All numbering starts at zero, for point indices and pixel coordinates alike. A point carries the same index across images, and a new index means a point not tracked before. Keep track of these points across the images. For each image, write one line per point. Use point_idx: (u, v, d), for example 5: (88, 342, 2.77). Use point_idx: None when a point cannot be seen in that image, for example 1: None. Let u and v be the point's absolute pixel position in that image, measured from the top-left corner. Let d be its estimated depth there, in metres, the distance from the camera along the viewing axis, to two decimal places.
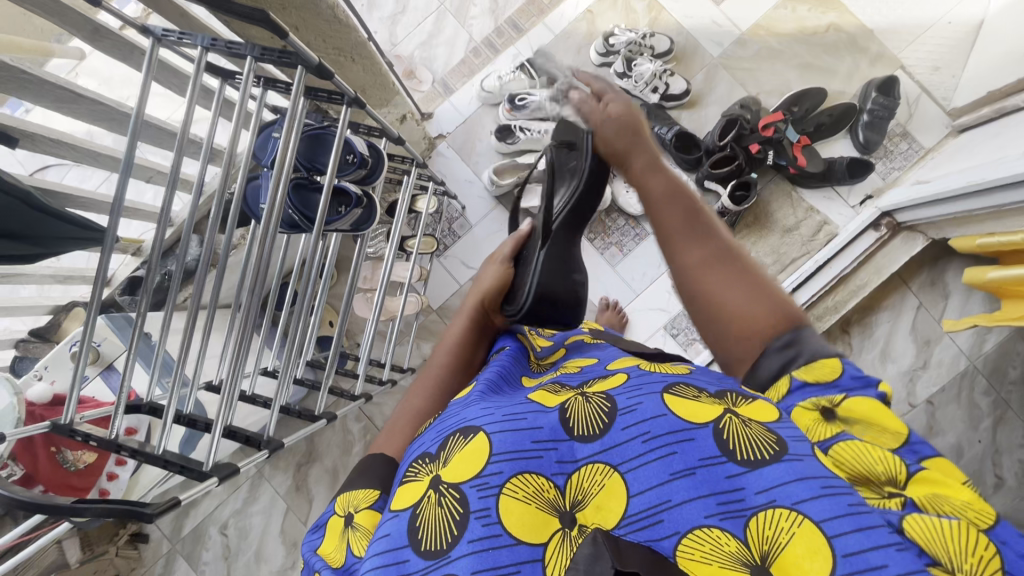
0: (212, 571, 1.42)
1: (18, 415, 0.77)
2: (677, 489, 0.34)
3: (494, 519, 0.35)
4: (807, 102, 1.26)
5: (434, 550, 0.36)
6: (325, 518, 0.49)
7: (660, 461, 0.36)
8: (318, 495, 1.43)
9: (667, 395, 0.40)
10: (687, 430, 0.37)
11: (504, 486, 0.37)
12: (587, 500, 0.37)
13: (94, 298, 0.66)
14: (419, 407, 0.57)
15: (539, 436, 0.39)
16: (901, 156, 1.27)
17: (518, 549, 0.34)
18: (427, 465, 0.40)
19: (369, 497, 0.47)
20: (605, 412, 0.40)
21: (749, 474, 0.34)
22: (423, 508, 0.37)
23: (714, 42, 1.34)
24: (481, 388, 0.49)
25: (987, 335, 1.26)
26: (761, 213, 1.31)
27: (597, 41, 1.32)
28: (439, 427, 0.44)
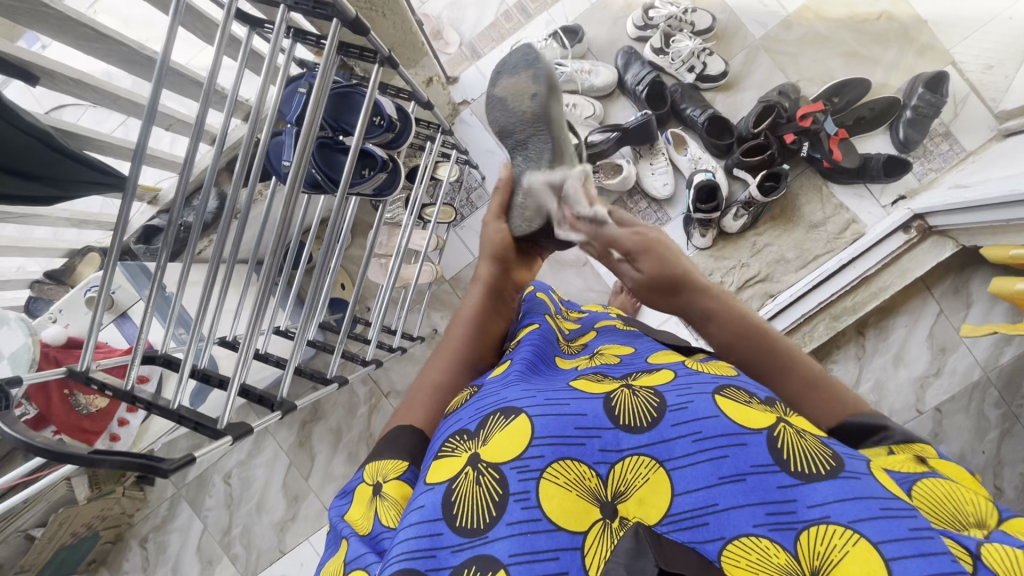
0: (214, 517, 1.47)
1: (32, 357, 0.77)
2: (725, 493, 0.35)
3: (533, 502, 0.36)
4: (849, 94, 1.21)
5: (471, 528, 0.36)
6: (353, 486, 0.50)
7: (709, 462, 0.36)
8: (320, 453, 1.45)
9: (719, 397, 0.40)
10: (740, 434, 0.37)
11: (545, 471, 0.37)
12: (630, 493, 0.37)
13: (114, 245, 0.64)
14: (436, 381, 0.56)
15: (582, 422, 0.39)
16: (940, 157, 1.22)
17: (558, 535, 0.35)
18: (464, 442, 0.41)
19: (397, 467, 0.47)
20: (654, 406, 0.40)
21: (803, 486, 0.34)
22: (459, 483, 0.38)
23: (757, 22, 1.28)
24: (519, 367, 0.49)
25: (1006, 347, 1.23)
26: (788, 206, 1.28)
27: (636, 13, 1.27)
28: (478, 405, 0.44)
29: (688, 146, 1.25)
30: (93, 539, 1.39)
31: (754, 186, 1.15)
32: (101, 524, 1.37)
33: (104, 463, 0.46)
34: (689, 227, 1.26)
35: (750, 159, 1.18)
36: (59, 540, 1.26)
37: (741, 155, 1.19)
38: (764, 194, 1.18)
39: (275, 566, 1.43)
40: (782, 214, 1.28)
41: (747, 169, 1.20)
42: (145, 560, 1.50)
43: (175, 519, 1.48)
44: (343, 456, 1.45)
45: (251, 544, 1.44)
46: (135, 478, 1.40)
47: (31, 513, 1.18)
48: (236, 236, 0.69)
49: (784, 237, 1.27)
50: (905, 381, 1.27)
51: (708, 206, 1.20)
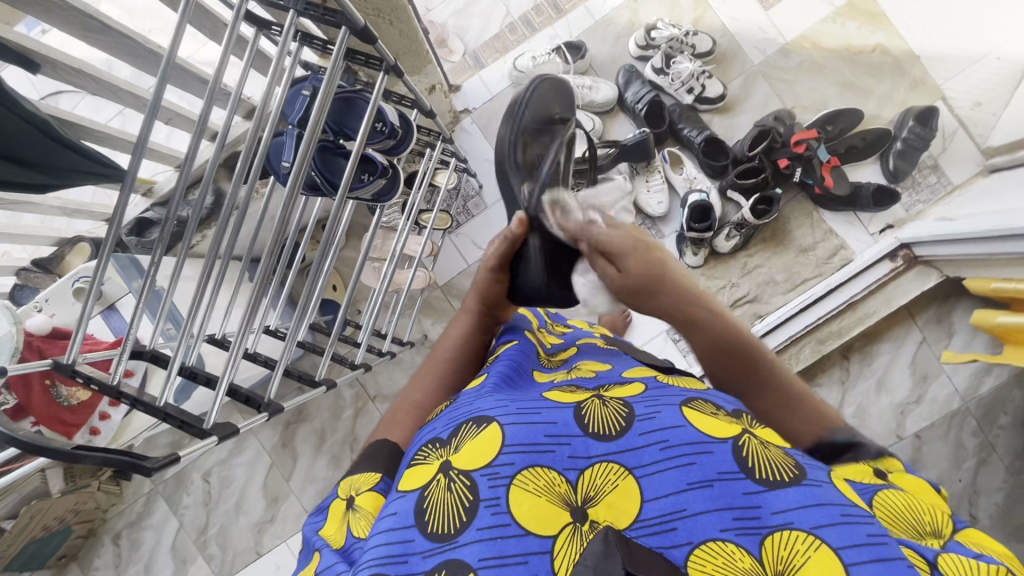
0: (191, 515, 1.45)
1: (15, 346, 0.76)
2: (693, 499, 0.38)
3: (503, 508, 0.39)
4: (842, 122, 1.24)
5: (441, 534, 0.39)
6: (328, 502, 0.50)
7: (677, 469, 0.39)
8: (303, 454, 1.44)
9: (685, 409, 0.44)
10: (706, 443, 0.41)
11: (516, 477, 0.40)
12: (599, 498, 0.40)
13: (109, 239, 0.62)
14: (417, 401, 0.59)
15: (552, 430, 0.43)
16: (928, 189, 1.25)
17: (527, 540, 0.37)
18: (438, 450, 0.44)
19: (369, 480, 0.48)
20: (623, 416, 0.44)
21: (767, 493, 0.38)
22: (431, 490, 0.41)
23: (756, 48, 1.30)
24: (495, 379, 0.52)
25: (985, 378, 1.26)
26: (779, 230, 1.30)
27: (639, 32, 1.29)
28: (451, 415, 0.47)
29: (685, 166, 1.26)
30: (64, 534, 1.36)
31: (748, 208, 1.18)
32: (74, 518, 1.36)
33: (88, 459, 0.46)
34: (681, 245, 1.28)
35: (744, 182, 1.20)
36: (29, 533, 1.25)
37: (735, 177, 1.21)
38: (756, 216, 1.21)
39: (250, 568, 1.42)
40: (773, 237, 1.30)
41: (740, 192, 1.23)
42: (116, 557, 1.47)
43: (151, 516, 1.46)
44: (326, 459, 1.43)
45: (227, 545, 1.43)
46: (111, 473, 1.38)
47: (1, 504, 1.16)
48: (232, 231, 0.68)
49: (774, 259, 1.29)
50: (887, 407, 1.29)
51: (702, 226, 1.22)
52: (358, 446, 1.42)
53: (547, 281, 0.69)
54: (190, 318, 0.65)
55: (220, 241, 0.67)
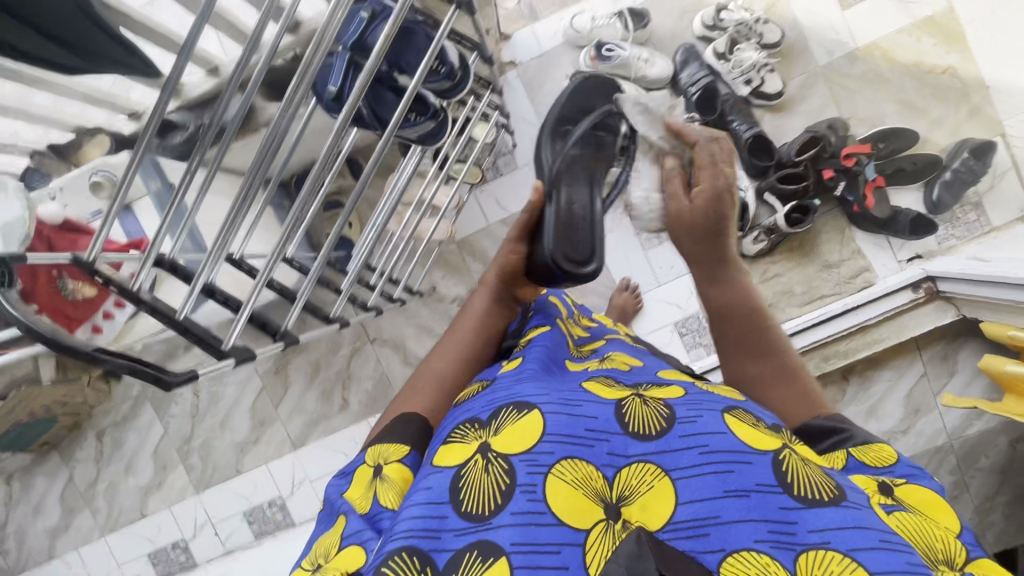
0: (177, 424, 1.48)
1: (26, 233, 0.73)
2: (728, 507, 0.39)
3: (539, 496, 0.40)
4: (895, 142, 1.20)
5: (476, 514, 0.40)
6: (353, 467, 0.54)
7: (715, 475, 0.40)
8: (294, 384, 1.44)
9: (728, 416, 0.44)
10: (746, 453, 0.41)
11: (553, 467, 0.41)
12: (633, 497, 0.41)
13: (144, 138, 0.54)
14: (441, 372, 0.60)
15: (593, 425, 0.43)
16: (965, 226, 1.22)
17: (561, 530, 0.39)
18: (477, 431, 0.45)
19: (399, 451, 0.51)
20: (664, 416, 0.44)
21: (803, 510, 0.38)
22: (469, 470, 0.42)
23: (824, 49, 1.24)
24: (533, 364, 0.52)
25: (974, 421, 1.27)
26: (808, 242, 1.27)
27: (707, 10, 1.22)
28: (491, 397, 0.48)
29: (727, 160, 1.23)
30: (50, 422, 1.38)
31: (781, 214, 1.16)
32: (61, 409, 1.37)
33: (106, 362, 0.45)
34: None
35: (784, 188, 1.17)
36: (16, 416, 1.26)
37: (777, 180, 1.18)
38: (789, 224, 1.19)
39: (229, 483, 1.47)
40: (800, 247, 1.27)
41: (778, 197, 1.19)
42: (98, 453, 1.50)
43: (137, 418, 1.48)
44: (316, 392, 1.44)
45: (209, 458, 1.47)
46: (102, 371, 1.38)
47: None
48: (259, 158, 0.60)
49: (796, 270, 1.27)
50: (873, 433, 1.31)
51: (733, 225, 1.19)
52: (349, 385, 1.42)
53: (556, 254, 0.62)
54: (222, 230, 0.61)
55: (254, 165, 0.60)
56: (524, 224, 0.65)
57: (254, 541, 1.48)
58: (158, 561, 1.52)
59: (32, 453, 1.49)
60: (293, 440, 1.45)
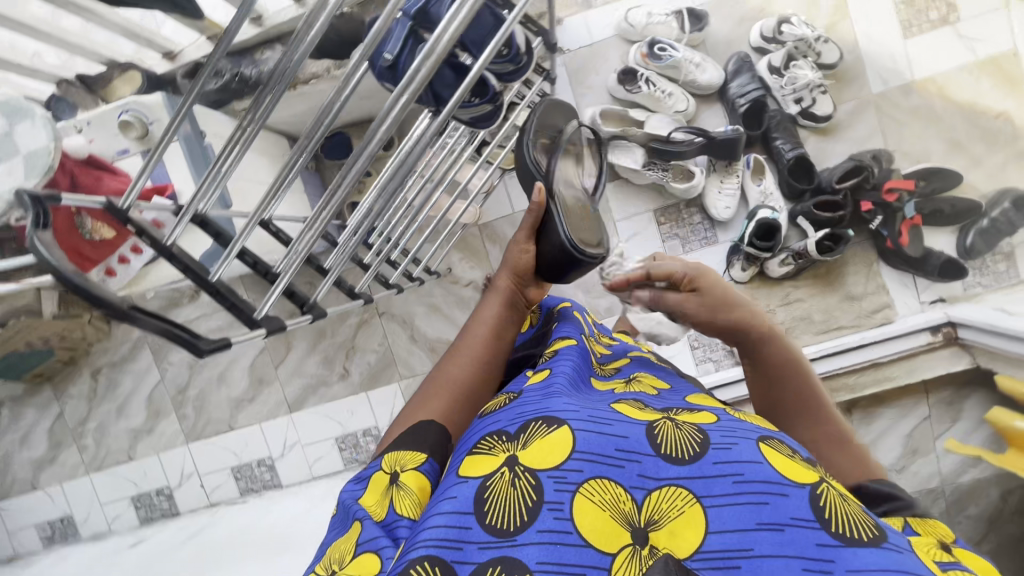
0: (174, 371, 1.46)
1: (51, 165, 0.64)
2: (761, 540, 0.36)
3: (566, 515, 0.38)
4: (937, 182, 1.17)
5: (500, 529, 0.38)
6: (368, 473, 0.51)
7: (748, 507, 0.38)
8: (296, 347, 1.43)
9: (763, 444, 0.42)
10: (783, 485, 0.39)
11: (581, 486, 0.39)
12: (663, 523, 0.39)
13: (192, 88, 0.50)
14: (458, 377, 0.57)
15: (623, 445, 0.41)
16: (994, 275, 1.20)
17: (586, 552, 0.37)
18: (502, 443, 0.43)
19: (415, 458, 0.49)
20: (697, 441, 0.42)
21: (842, 549, 0.36)
22: (494, 482, 0.40)
23: (880, 77, 1.21)
24: (560, 378, 0.50)
25: (970, 469, 1.27)
26: (833, 270, 1.25)
27: (768, 21, 1.18)
28: (518, 410, 0.46)
29: (765, 177, 1.21)
30: (46, 354, 1.36)
31: (813, 240, 1.14)
32: (59, 343, 1.35)
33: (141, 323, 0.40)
34: (732, 256, 1.23)
35: (821, 214, 1.15)
36: (13, 345, 1.24)
37: (813, 206, 1.16)
38: (819, 252, 1.16)
39: (220, 437, 1.47)
40: (825, 275, 1.26)
41: (811, 222, 1.17)
42: (92, 391, 1.49)
43: (135, 361, 1.47)
44: (318, 358, 1.42)
45: (203, 410, 1.46)
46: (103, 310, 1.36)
47: None
48: (274, 104, 0.51)
49: (818, 297, 1.26)
50: None
51: (763, 245, 1.18)
52: (352, 355, 1.41)
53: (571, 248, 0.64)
54: (264, 201, 0.57)
55: (270, 108, 0.51)
56: (529, 227, 0.64)
57: (239, 497, 1.48)
58: (141, 505, 1.51)
59: (25, 382, 1.48)
60: (289, 403, 1.44)
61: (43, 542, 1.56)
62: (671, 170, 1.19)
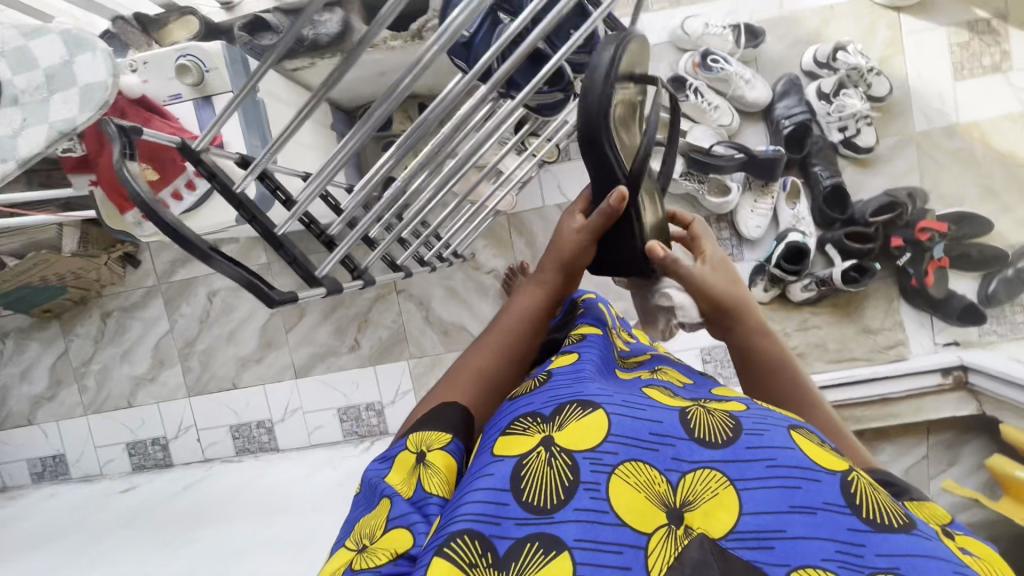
0: (184, 323, 1.46)
1: (106, 101, 0.54)
2: (794, 522, 0.34)
3: (602, 494, 0.36)
4: (966, 227, 1.18)
5: (537, 506, 0.36)
6: (393, 453, 0.49)
7: (780, 489, 0.36)
8: (310, 314, 1.42)
9: (793, 432, 0.40)
10: (815, 471, 0.37)
11: (617, 467, 0.37)
12: (698, 503, 0.36)
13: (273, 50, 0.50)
14: (487, 367, 0.55)
15: (658, 428, 0.40)
16: (1011, 325, 1.22)
17: (622, 530, 0.35)
18: (538, 424, 0.41)
19: (441, 438, 0.47)
20: (730, 427, 0.40)
21: (873, 534, 0.34)
22: (530, 461, 0.38)
23: (925, 115, 1.21)
24: (588, 363, 0.49)
25: (960, 512, 1.29)
26: (853, 302, 1.26)
27: (823, 45, 1.18)
28: (551, 392, 0.44)
29: (800, 202, 1.21)
30: (59, 291, 1.35)
31: (838, 270, 1.15)
32: (73, 281, 1.34)
33: (216, 265, 0.40)
34: (756, 276, 1.23)
35: (850, 245, 1.15)
36: (28, 278, 1.23)
37: (844, 236, 1.16)
38: (844, 282, 1.17)
39: (222, 394, 1.46)
40: (845, 306, 1.26)
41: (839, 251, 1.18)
42: (99, 333, 1.49)
43: (146, 309, 1.46)
44: (330, 327, 1.42)
45: (208, 365, 1.46)
46: (121, 254, 1.35)
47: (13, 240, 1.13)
48: (343, 76, 0.50)
49: (835, 326, 1.26)
50: None
51: (791, 268, 1.18)
52: (365, 329, 1.41)
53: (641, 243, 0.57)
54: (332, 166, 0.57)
55: (335, 81, 0.50)
56: (594, 228, 0.56)
57: (235, 456, 1.48)
58: (134, 452, 1.51)
59: (33, 316, 1.47)
60: (296, 368, 1.44)
61: (32, 478, 1.55)
62: (707, 182, 1.20)
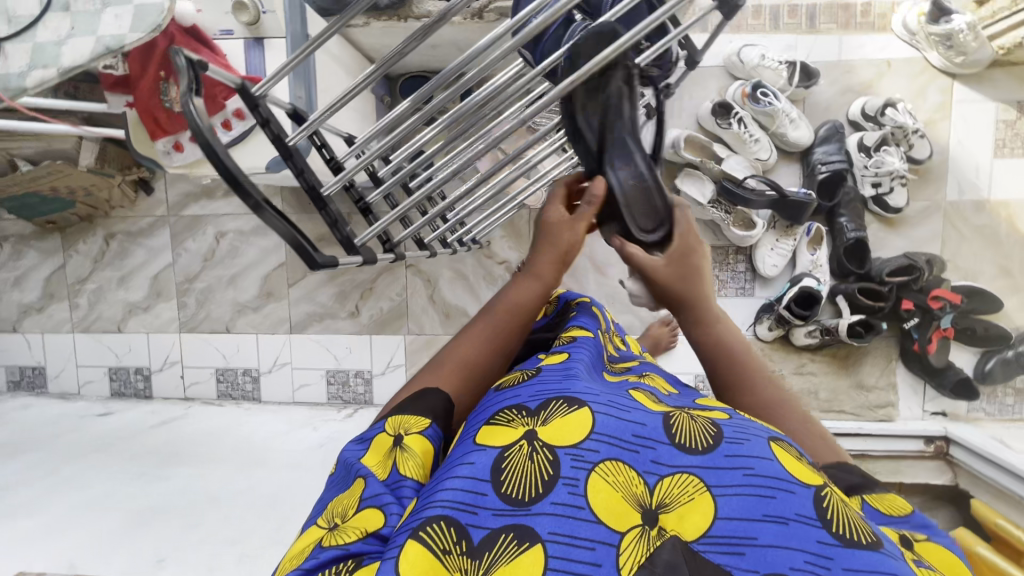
0: (187, 259, 1.44)
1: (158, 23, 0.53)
2: (764, 530, 0.32)
3: (580, 491, 0.34)
4: (977, 302, 1.20)
5: (515, 498, 0.34)
6: (371, 434, 0.46)
7: (755, 497, 0.33)
8: (315, 272, 1.41)
9: (773, 442, 0.37)
10: (790, 482, 0.34)
11: (598, 465, 0.35)
12: (671, 507, 0.34)
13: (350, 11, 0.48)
14: (471, 357, 0.51)
15: (640, 431, 0.37)
16: (998, 405, 1.24)
17: (597, 528, 0.33)
18: (523, 416, 0.38)
19: (420, 423, 0.44)
20: (711, 433, 0.37)
21: (843, 549, 0.31)
22: (512, 454, 0.36)
23: (958, 186, 1.21)
24: (578, 361, 0.46)
25: None
26: (853, 356, 1.27)
27: (872, 98, 1.18)
28: (537, 386, 0.42)
29: (820, 249, 1.22)
30: (67, 204, 1.33)
31: (844, 322, 1.17)
32: (83, 197, 1.32)
33: (266, 218, 0.38)
34: (763, 313, 1.24)
35: (861, 300, 1.17)
36: (39, 186, 1.21)
37: (857, 291, 1.17)
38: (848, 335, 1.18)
39: (213, 336, 1.45)
40: (843, 359, 1.27)
41: (849, 303, 1.19)
42: (100, 253, 1.47)
43: (152, 238, 1.44)
44: (333, 289, 1.41)
45: (204, 304, 1.45)
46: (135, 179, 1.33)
47: (30, 145, 1.11)
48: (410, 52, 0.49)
49: (830, 377, 1.27)
50: None
51: (800, 312, 1.19)
52: (367, 297, 1.40)
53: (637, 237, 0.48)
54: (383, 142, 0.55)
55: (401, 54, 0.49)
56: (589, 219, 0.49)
57: (216, 399, 1.47)
58: (116, 378, 1.50)
59: (36, 225, 1.45)
60: (291, 323, 1.43)
61: (9, 385, 1.54)
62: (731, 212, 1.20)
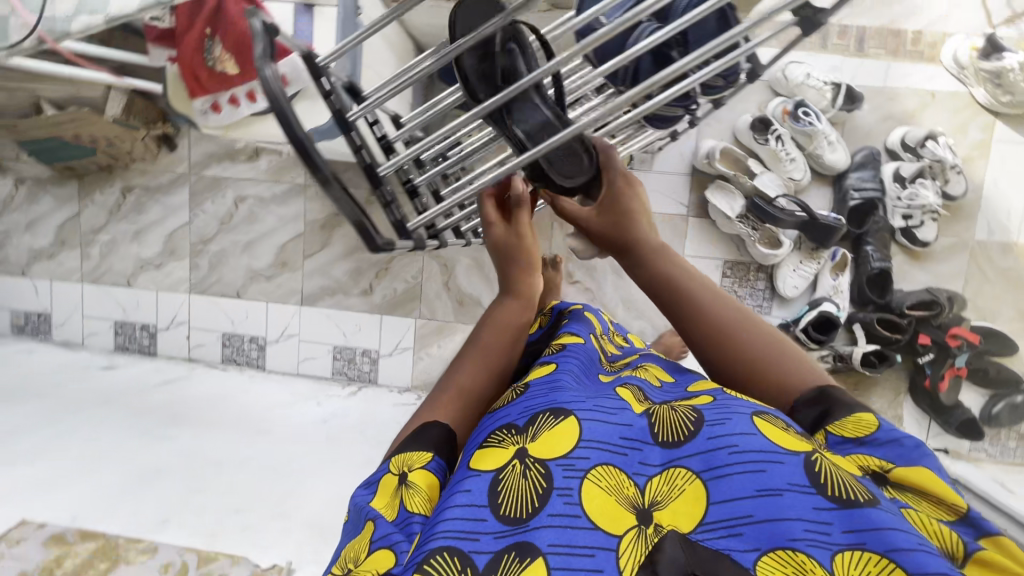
0: (204, 220, 1.43)
1: None
2: (760, 505, 0.34)
3: (574, 500, 0.36)
4: (992, 343, 1.19)
5: (514, 517, 0.36)
6: (377, 477, 0.45)
7: (748, 473, 0.35)
8: (332, 247, 1.40)
9: (756, 417, 0.38)
10: (776, 452, 0.35)
11: (589, 472, 0.37)
12: (665, 503, 0.36)
13: None
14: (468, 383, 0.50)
15: (626, 434, 0.40)
16: (1001, 448, 1.24)
17: (596, 534, 0.34)
18: (513, 436, 0.40)
19: (422, 458, 0.43)
20: (691, 420, 0.40)
21: (837, 511, 0.33)
22: (505, 474, 0.37)
23: (988, 225, 1.21)
24: (562, 369, 0.48)
25: None
26: (862, 385, 1.26)
27: (913, 129, 1.17)
28: (525, 403, 0.43)
29: (843, 275, 1.21)
30: (88, 153, 1.31)
31: (860, 350, 1.17)
32: (105, 147, 1.30)
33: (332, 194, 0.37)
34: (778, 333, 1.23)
35: (878, 330, 1.16)
36: (62, 132, 1.19)
37: (875, 321, 1.17)
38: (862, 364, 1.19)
39: (222, 300, 1.44)
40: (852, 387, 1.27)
41: (866, 331, 1.18)
42: (116, 205, 1.45)
43: (170, 195, 1.43)
44: (348, 265, 1.40)
45: (217, 268, 1.44)
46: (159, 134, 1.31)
47: (57, 88, 1.08)
48: None
49: None
50: None
51: (819, 337, 1.19)
52: (382, 277, 1.39)
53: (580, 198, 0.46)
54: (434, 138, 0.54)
55: None
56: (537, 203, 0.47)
57: (219, 363, 1.47)
58: (120, 332, 1.49)
59: (54, 171, 1.43)
60: (302, 296, 1.42)
61: (13, 329, 1.53)
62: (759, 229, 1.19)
